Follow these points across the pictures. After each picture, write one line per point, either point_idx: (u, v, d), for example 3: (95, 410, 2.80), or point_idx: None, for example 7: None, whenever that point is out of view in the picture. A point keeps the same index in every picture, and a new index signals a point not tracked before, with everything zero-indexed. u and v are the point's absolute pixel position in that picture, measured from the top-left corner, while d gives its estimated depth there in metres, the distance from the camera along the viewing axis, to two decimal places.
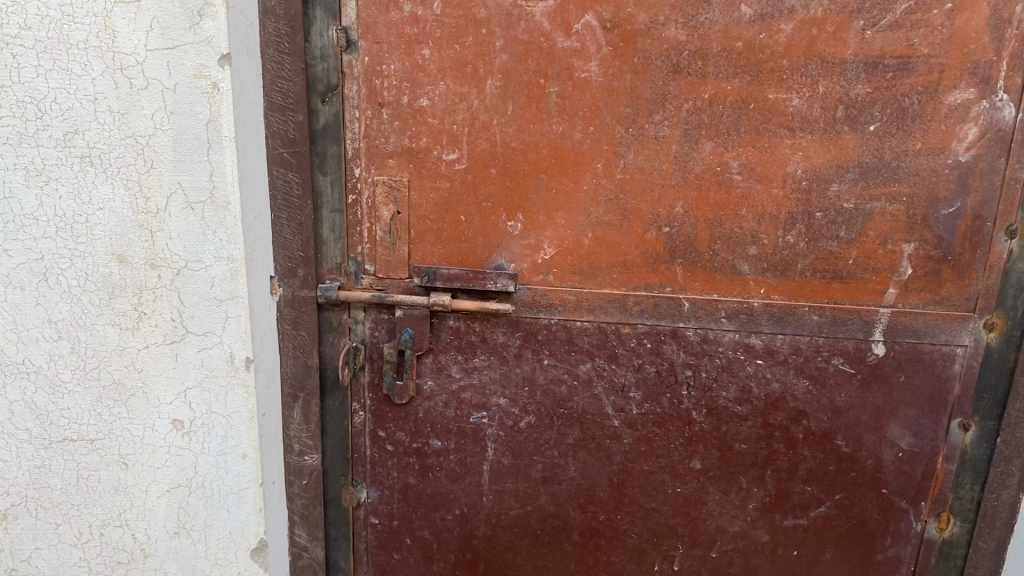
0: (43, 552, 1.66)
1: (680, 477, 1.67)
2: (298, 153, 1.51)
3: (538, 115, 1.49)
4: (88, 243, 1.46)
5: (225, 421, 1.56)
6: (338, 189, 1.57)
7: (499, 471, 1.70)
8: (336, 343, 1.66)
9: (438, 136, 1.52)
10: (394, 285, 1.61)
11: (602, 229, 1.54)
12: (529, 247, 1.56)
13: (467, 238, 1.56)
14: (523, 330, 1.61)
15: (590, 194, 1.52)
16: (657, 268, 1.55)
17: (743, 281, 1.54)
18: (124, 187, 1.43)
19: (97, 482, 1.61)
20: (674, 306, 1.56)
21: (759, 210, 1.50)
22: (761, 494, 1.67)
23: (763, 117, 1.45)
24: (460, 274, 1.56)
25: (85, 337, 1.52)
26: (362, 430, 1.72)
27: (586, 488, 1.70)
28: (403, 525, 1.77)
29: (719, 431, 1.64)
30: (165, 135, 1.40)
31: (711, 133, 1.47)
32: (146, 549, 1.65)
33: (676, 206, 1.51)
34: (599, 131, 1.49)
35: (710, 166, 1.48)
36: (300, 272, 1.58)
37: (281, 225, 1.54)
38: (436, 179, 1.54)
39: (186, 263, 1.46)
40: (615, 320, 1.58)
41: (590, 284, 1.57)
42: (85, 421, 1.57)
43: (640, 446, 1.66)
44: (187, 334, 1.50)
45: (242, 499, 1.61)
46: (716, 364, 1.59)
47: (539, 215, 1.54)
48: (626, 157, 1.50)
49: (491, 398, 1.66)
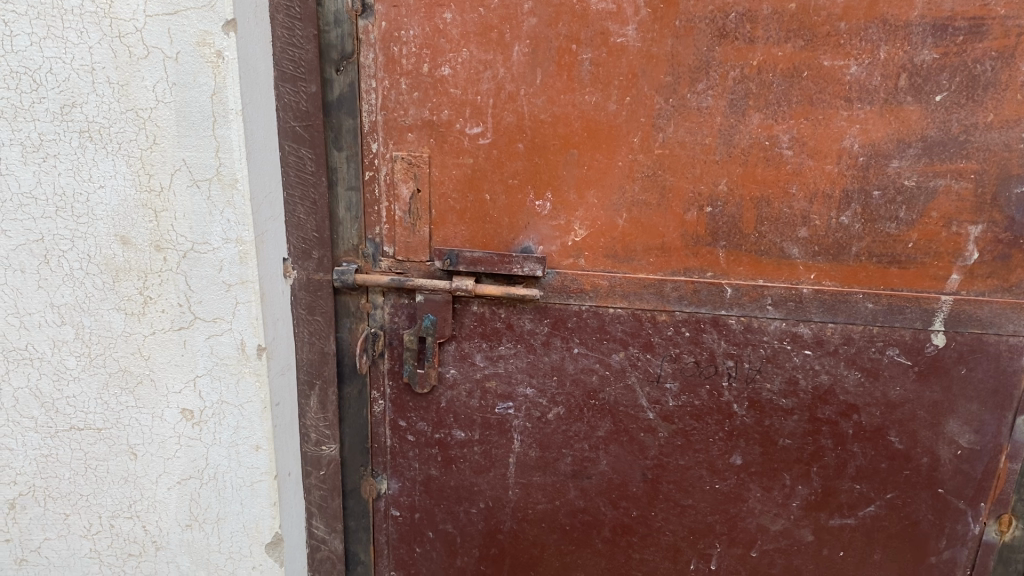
0: (52, 542, 1.61)
1: (719, 473, 1.57)
2: (311, 127, 1.41)
3: (569, 85, 1.37)
4: (90, 223, 1.38)
5: (236, 411, 1.47)
6: (354, 164, 1.46)
7: (526, 464, 1.60)
8: (354, 330, 1.56)
9: (460, 108, 1.40)
10: (415, 268, 1.50)
11: (638, 209, 1.42)
12: (559, 228, 1.45)
13: (492, 219, 1.45)
14: (551, 317, 1.50)
15: (624, 169, 1.40)
16: (697, 252, 1.43)
17: (792, 265, 1.42)
18: (125, 164, 1.33)
19: (106, 473, 1.55)
20: (716, 292, 1.44)
21: (810, 187, 1.37)
22: (806, 492, 1.56)
23: (817, 86, 1.32)
24: (484, 258, 1.45)
25: (88, 322, 1.44)
26: (382, 419, 1.62)
27: (618, 483, 1.60)
28: (424, 518, 1.68)
29: (762, 425, 1.53)
30: (167, 108, 1.29)
31: (759, 104, 1.34)
32: (157, 541, 1.59)
33: (719, 184, 1.39)
34: (636, 102, 1.37)
35: (758, 139, 1.36)
36: (314, 253, 1.48)
37: (294, 203, 1.45)
38: (459, 154, 1.42)
39: (193, 245, 1.37)
40: (652, 307, 1.47)
41: (624, 268, 1.46)
42: (91, 409, 1.50)
43: (676, 440, 1.55)
44: (195, 320, 1.42)
45: (256, 493, 1.53)
46: (760, 355, 1.48)
47: (569, 193, 1.43)
48: (665, 131, 1.38)
49: (518, 388, 1.56)
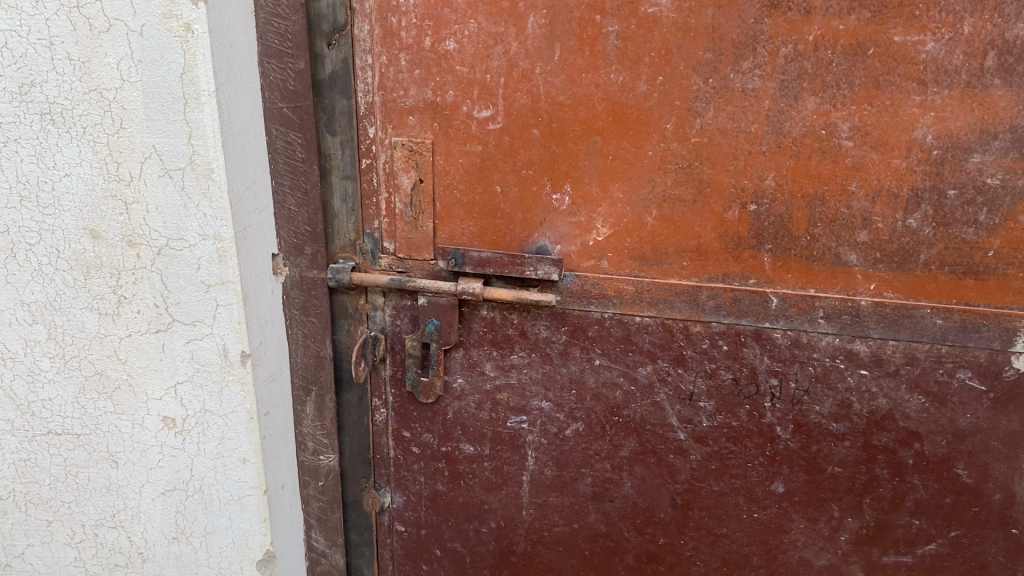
0: (35, 549, 1.51)
1: (758, 501, 1.40)
2: (300, 109, 1.26)
3: (592, 62, 1.18)
4: (57, 215, 1.24)
5: (221, 422, 1.34)
6: (349, 151, 1.30)
7: (542, 483, 1.45)
8: (353, 332, 1.42)
9: (467, 88, 1.22)
10: (419, 267, 1.34)
11: (670, 205, 1.24)
12: (579, 226, 1.27)
13: (503, 214, 1.28)
14: (570, 324, 1.33)
15: (655, 160, 1.22)
16: (738, 255, 1.25)
17: (848, 273, 1.23)
18: (91, 150, 1.19)
19: (87, 481, 1.44)
20: (759, 302, 1.26)
21: (873, 184, 1.17)
22: (856, 526, 1.38)
23: (885, 65, 1.10)
24: (493, 258, 1.28)
25: (61, 321, 1.31)
26: (384, 430, 1.48)
27: (644, 507, 1.43)
28: (432, 535, 1.54)
29: (809, 452, 1.35)
30: (133, 88, 1.14)
31: (815, 86, 1.13)
32: (143, 553, 1.48)
33: (765, 178, 1.20)
34: (669, 82, 1.17)
35: (813, 128, 1.16)
36: (307, 249, 1.34)
37: (284, 193, 1.31)
38: (466, 141, 1.25)
39: (168, 241, 1.23)
40: (684, 317, 1.29)
41: (653, 272, 1.28)
42: (68, 413, 1.38)
43: (710, 463, 1.39)
44: (173, 322, 1.28)
45: (244, 507, 1.40)
46: (809, 373, 1.30)
47: (591, 186, 1.25)
48: (703, 117, 1.18)
49: (532, 401, 1.40)
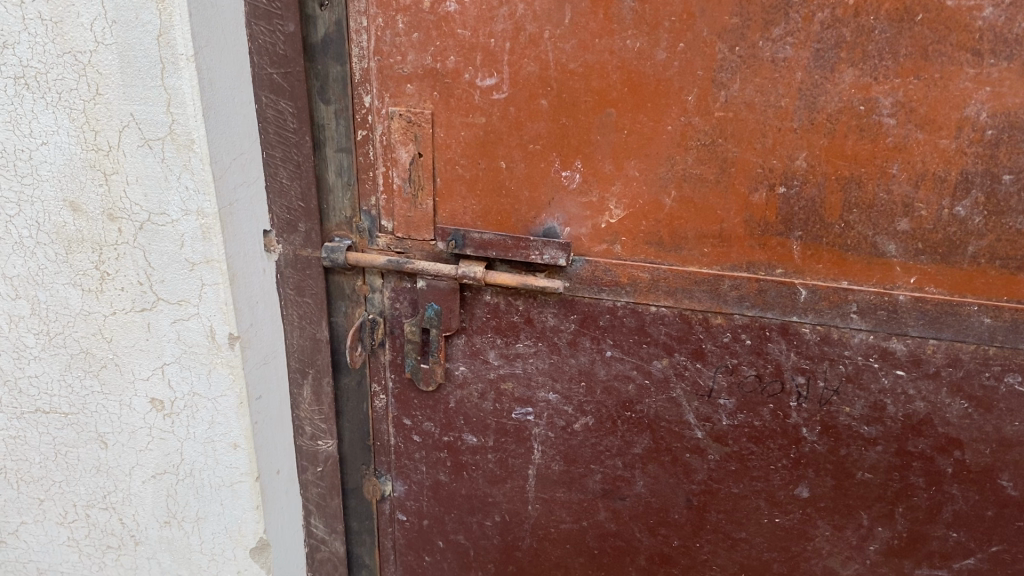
0: (29, 527, 1.47)
1: (780, 506, 1.30)
2: (290, 75, 1.17)
3: (606, 26, 1.07)
4: (36, 185, 1.17)
5: (210, 405, 1.27)
6: (343, 122, 1.20)
7: (548, 478, 1.36)
8: (350, 314, 1.33)
9: (470, 54, 1.12)
10: (418, 247, 1.25)
11: (691, 185, 1.12)
12: (590, 207, 1.17)
13: (508, 192, 1.18)
14: (579, 313, 1.24)
15: (675, 136, 1.10)
16: (764, 243, 1.13)
17: (886, 264, 1.11)
18: (67, 117, 1.12)
19: (77, 461, 1.39)
20: (786, 294, 1.15)
21: (916, 167, 1.05)
22: (887, 535, 1.27)
23: (936, 34, 0.98)
24: (496, 241, 1.18)
25: (44, 297, 1.25)
26: (384, 416, 1.40)
27: (658, 507, 1.34)
28: (434, 526, 1.47)
29: (836, 456, 1.24)
30: (108, 51, 1.06)
31: (855, 56, 1.01)
32: (136, 536, 1.43)
33: (796, 157, 1.08)
34: (691, 50, 1.06)
35: (850, 103, 1.04)
36: (301, 226, 1.26)
37: (275, 165, 1.23)
38: (469, 112, 1.15)
39: (150, 216, 1.15)
40: (704, 308, 1.18)
41: (671, 259, 1.17)
42: (55, 391, 1.33)
43: (729, 464, 1.29)
44: (158, 301, 1.21)
45: (236, 494, 1.34)
46: (839, 372, 1.19)
47: (604, 163, 1.14)
48: (728, 89, 1.07)
49: (539, 392, 1.31)
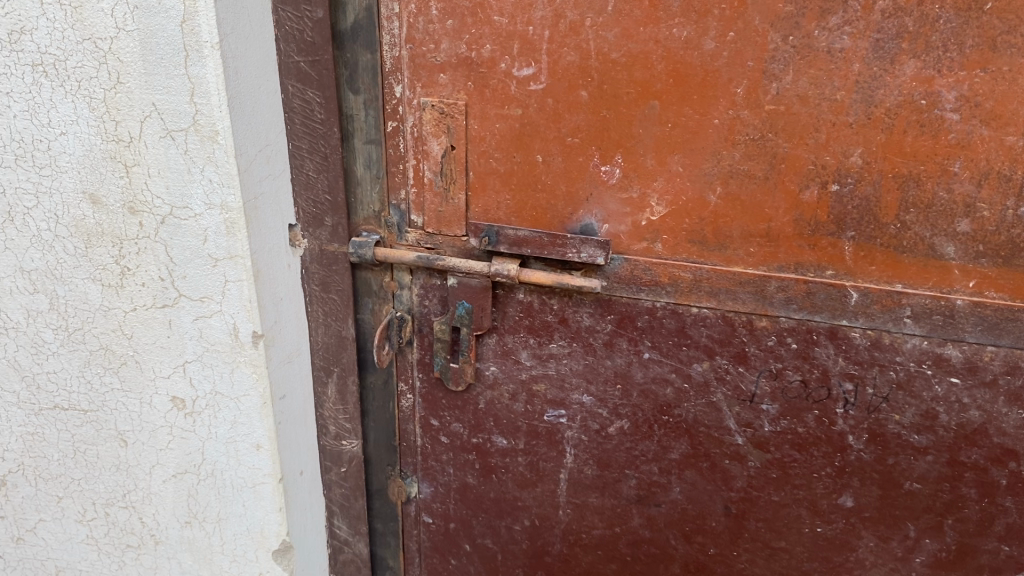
0: (47, 524, 1.43)
1: (822, 515, 1.25)
2: (318, 64, 1.12)
3: (652, 14, 1.01)
4: (54, 176, 1.13)
5: (233, 405, 1.23)
6: (373, 112, 1.16)
7: (581, 482, 1.32)
8: (377, 312, 1.29)
9: (507, 42, 1.07)
10: (449, 243, 1.20)
11: (737, 182, 1.07)
12: (631, 204, 1.11)
13: (544, 188, 1.13)
14: (616, 313, 1.19)
15: (722, 130, 1.05)
16: (814, 243, 1.08)
17: (944, 267, 1.05)
18: (87, 106, 1.07)
19: (96, 459, 1.35)
20: (836, 296, 1.09)
21: (979, 165, 0.98)
22: (934, 548, 1.22)
23: (1006, 24, 0.91)
24: (531, 237, 1.14)
25: (63, 292, 1.21)
26: (411, 416, 1.36)
27: (694, 514, 1.30)
28: (461, 529, 1.43)
29: (883, 465, 1.19)
30: (130, 38, 1.01)
31: (917, 47, 0.95)
32: (156, 535, 1.39)
33: (851, 154, 1.02)
34: (741, 40, 1.00)
35: (911, 97, 0.97)
36: (327, 220, 1.22)
37: (302, 157, 1.19)
38: (505, 103, 1.10)
39: (172, 209, 1.11)
40: (749, 310, 1.13)
41: (715, 259, 1.12)
42: (74, 388, 1.29)
43: (770, 472, 1.24)
44: (179, 297, 1.17)
45: (259, 495, 1.30)
46: (889, 379, 1.13)
47: (646, 158, 1.08)
48: (780, 81, 1.01)
49: (572, 394, 1.26)
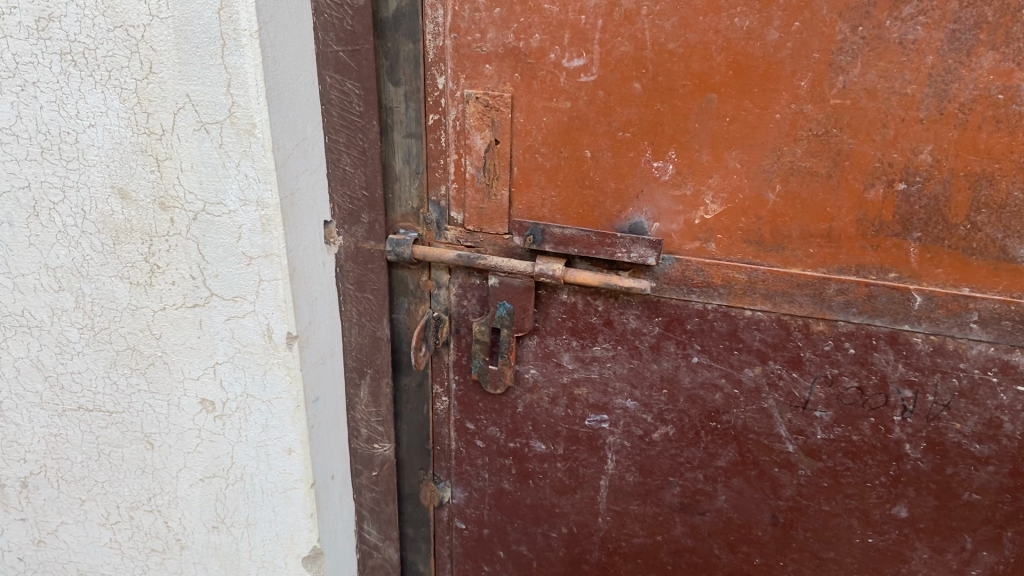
0: (69, 527, 1.39)
1: (875, 526, 1.20)
2: (357, 54, 1.08)
3: (713, 2, 0.96)
4: (82, 170, 1.09)
5: (264, 408, 1.19)
6: (414, 104, 1.11)
7: (622, 489, 1.28)
8: (413, 312, 1.25)
9: (557, 32, 1.02)
10: (490, 241, 1.15)
11: (798, 180, 1.02)
12: (683, 202, 1.07)
13: (592, 184, 1.08)
14: (664, 315, 1.14)
15: (783, 125, 1.00)
16: (878, 244, 1.03)
17: (1015, 270, 0.99)
18: (118, 97, 1.03)
19: (121, 461, 1.31)
20: (899, 301, 1.04)
21: None
22: (993, 562, 1.16)
23: None
24: (578, 236, 1.09)
25: (89, 290, 1.17)
26: (446, 420, 1.31)
27: (740, 523, 1.25)
28: (495, 535, 1.38)
29: (941, 474, 1.13)
30: (164, 26, 0.97)
31: (996, 38, 0.90)
32: (182, 540, 1.35)
33: (921, 151, 0.97)
34: (807, 30, 0.95)
35: (987, 91, 0.92)
36: (364, 217, 1.17)
37: (338, 151, 1.14)
38: (553, 96, 1.05)
39: (205, 205, 1.06)
40: (805, 314, 1.08)
41: (771, 260, 1.07)
42: (99, 389, 1.25)
43: (821, 481, 1.19)
44: (211, 296, 1.13)
45: (289, 500, 1.26)
46: (951, 386, 1.08)
47: (701, 154, 1.03)
48: (848, 74, 0.96)
49: (615, 399, 1.22)
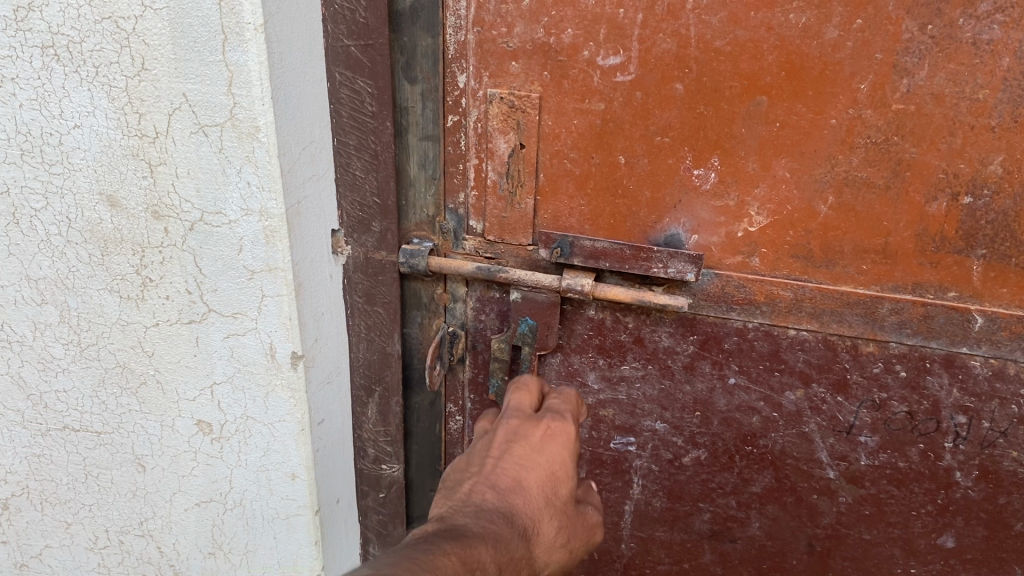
0: (54, 551, 1.30)
1: (918, 556, 1.12)
2: (371, 48, 0.98)
3: None
4: (66, 175, 0.99)
5: (266, 431, 1.10)
6: (431, 104, 1.03)
7: (648, 515, 1.21)
8: (427, 326, 1.16)
9: (592, 27, 0.93)
10: (512, 253, 1.07)
11: (853, 191, 0.93)
12: (725, 213, 0.98)
13: (625, 194, 1.00)
14: (700, 334, 1.06)
15: (839, 131, 0.91)
16: (937, 261, 0.94)
17: None
18: (105, 96, 0.93)
19: (111, 484, 1.22)
20: (959, 321, 0.96)
21: None
22: None
23: None
24: (610, 249, 1.01)
25: (74, 303, 1.07)
26: (459, 440, 1.23)
27: (773, 551, 1.18)
28: None
29: (993, 504, 1.05)
30: (158, 18, 0.87)
31: None
32: (176, 565, 1.27)
33: (991, 162, 0.88)
34: (870, 28, 0.86)
35: None
36: (375, 225, 1.08)
37: (348, 154, 1.05)
38: (585, 97, 0.96)
39: (202, 215, 0.97)
40: (855, 334, 1.00)
41: (819, 277, 0.99)
42: (86, 409, 1.16)
43: (863, 508, 1.11)
44: (208, 312, 1.03)
45: (292, 527, 1.17)
46: (1009, 413, 1.00)
47: (747, 161, 0.95)
48: (913, 76, 0.87)
49: (644, 421, 1.14)
